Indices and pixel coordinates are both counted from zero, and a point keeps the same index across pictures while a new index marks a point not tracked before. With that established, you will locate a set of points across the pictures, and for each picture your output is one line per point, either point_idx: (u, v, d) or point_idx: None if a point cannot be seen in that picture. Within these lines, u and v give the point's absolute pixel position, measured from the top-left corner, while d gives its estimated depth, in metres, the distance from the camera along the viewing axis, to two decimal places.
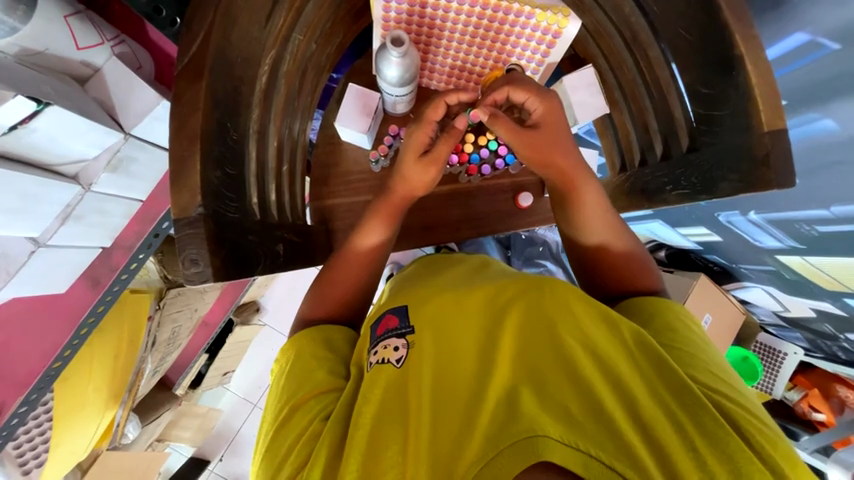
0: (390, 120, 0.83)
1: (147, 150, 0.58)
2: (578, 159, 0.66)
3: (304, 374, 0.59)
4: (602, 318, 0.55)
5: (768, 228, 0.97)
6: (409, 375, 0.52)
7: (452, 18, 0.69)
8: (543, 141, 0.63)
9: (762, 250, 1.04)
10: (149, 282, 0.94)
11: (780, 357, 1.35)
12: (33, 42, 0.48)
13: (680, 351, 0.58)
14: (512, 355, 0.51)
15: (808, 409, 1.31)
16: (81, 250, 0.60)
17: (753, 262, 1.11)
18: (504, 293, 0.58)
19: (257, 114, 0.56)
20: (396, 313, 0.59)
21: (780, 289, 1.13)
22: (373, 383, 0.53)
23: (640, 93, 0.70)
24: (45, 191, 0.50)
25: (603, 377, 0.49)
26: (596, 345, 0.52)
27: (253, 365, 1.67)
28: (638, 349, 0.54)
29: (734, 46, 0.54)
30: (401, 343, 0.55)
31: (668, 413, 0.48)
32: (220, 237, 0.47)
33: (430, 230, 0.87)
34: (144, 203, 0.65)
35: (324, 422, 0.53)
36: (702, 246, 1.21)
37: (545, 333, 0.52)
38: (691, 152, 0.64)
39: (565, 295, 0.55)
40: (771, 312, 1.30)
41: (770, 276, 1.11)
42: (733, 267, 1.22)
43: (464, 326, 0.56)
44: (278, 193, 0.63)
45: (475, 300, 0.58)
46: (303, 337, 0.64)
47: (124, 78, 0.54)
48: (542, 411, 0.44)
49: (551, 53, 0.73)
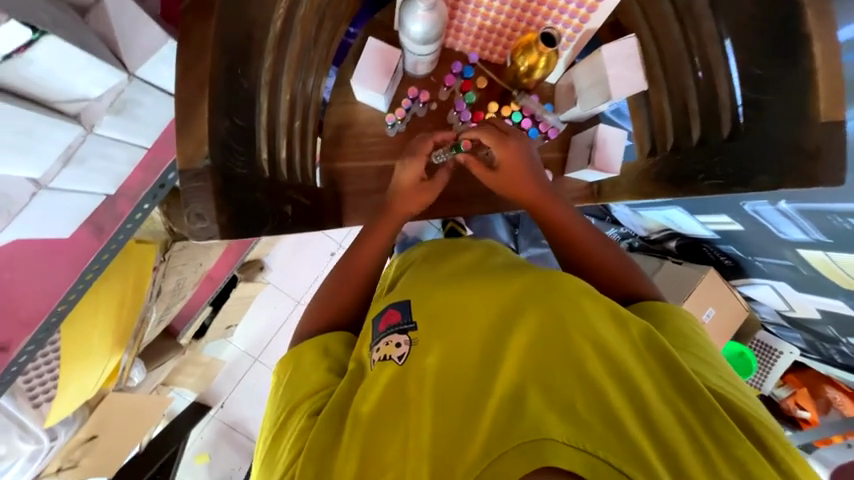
0: (409, 82, 0.78)
1: (150, 93, 0.55)
2: (539, 183, 0.69)
3: (302, 377, 0.59)
4: (611, 319, 0.53)
5: (797, 219, 0.97)
6: (410, 372, 0.51)
7: None
8: (508, 180, 0.69)
9: (785, 243, 1.05)
10: (154, 232, 0.94)
11: (775, 355, 1.38)
12: None
13: (688, 355, 0.56)
14: (519, 355, 0.49)
15: (794, 406, 1.35)
16: (83, 195, 0.57)
17: (771, 255, 1.12)
18: (513, 288, 0.55)
19: (270, 62, 0.51)
20: (398, 309, 0.58)
21: (793, 285, 1.15)
22: (373, 381, 0.52)
23: (685, 71, 0.64)
24: (45, 129, 0.46)
25: (612, 377, 0.47)
26: (607, 346, 0.50)
27: (256, 321, 1.71)
28: (646, 351, 0.52)
29: (806, 21, 0.49)
30: (403, 340, 0.54)
31: (675, 415, 0.47)
32: (227, 193, 0.44)
33: (442, 202, 0.83)
34: (149, 151, 0.62)
35: (315, 417, 0.54)
36: (720, 235, 1.21)
37: (553, 332, 0.50)
38: (729, 140, 0.60)
39: (573, 294, 0.53)
40: (774, 311, 1.32)
41: (786, 270, 1.13)
42: (747, 260, 1.23)
43: (468, 322, 0.53)
44: (289, 150, 0.60)
45: (480, 297, 0.55)
46: (303, 347, 0.63)
47: (128, 11, 0.50)
48: (548, 411, 0.43)
49: (590, 18, 0.66)
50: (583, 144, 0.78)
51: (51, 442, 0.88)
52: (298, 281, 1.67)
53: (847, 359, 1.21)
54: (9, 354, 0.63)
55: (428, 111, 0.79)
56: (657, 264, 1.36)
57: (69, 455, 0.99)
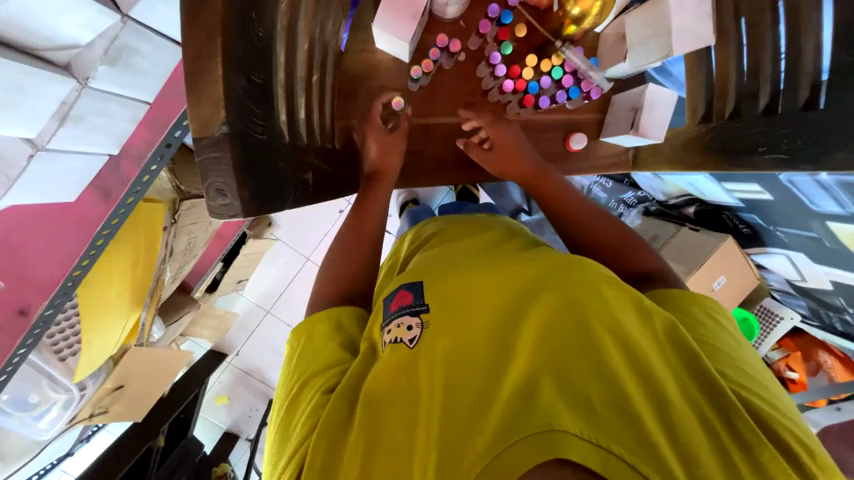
0: (437, 27, 0.68)
1: (149, 39, 0.47)
2: (533, 161, 0.69)
3: (315, 349, 0.55)
4: (634, 308, 0.49)
5: (835, 192, 0.93)
6: (420, 355, 0.47)
7: None
8: (503, 158, 0.69)
9: (814, 214, 1.02)
10: (161, 191, 0.91)
11: (775, 320, 1.37)
12: None
13: (719, 349, 0.51)
14: (533, 345, 0.46)
15: (783, 367, 1.41)
16: (85, 156, 0.52)
17: (794, 226, 1.10)
18: (528, 275, 0.52)
19: (287, 4, 0.43)
20: (411, 289, 0.54)
21: (812, 257, 1.13)
22: (382, 362, 0.49)
23: (763, 22, 0.56)
24: (33, 83, 0.40)
25: (633, 369, 0.44)
26: (629, 339, 0.46)
27: (266, 275, 1.71)
28: (670, 341, 0.48)
29: None
30: (415, 322, 0.50)
31: (701, 416, 0.43)
32: (248, 163, 0.40)
33: (466, 166, 0.77)
34: (151, 107, 0.56)
35: (328, 395, 0.49)
36: (744, 204, 1.19)
37: (572, 320, 0.46)
38: (806, 110, 0.53)
39: (593, 280, 0.50)
40: (783, 280, 1.32)
41: (806, 242, 1.11)
42: (767, 230, 1.22)
43: (480, 309, 0.50)
44: (307, 109, 0.54)
45: (495, 282, 0.52)
46: (315, 319, 0.58)
47: None
48: (560, 403, 0.40)
49: None
50: (625, 105, 0.71)
51: (81, 392, 0.95)
52: (305, 238, 1.65)
53: (848, 327, 1.23)
54: (29, 318, 0.62)
55: (455, 63, 0.70)
56: (672, 231, 1.40)
57: (99, 402, 1.04)
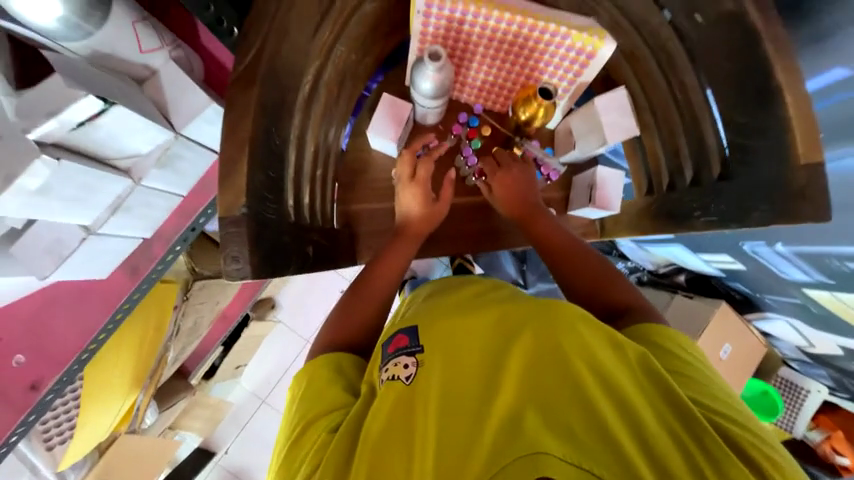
0: (420, 130, 0.84)
1: (193, 148, 0.61)
2: (531, 200, 0.77)
3: (320, 392, 0.59)
4: (608, 340, 0.51)
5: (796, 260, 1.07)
6: (417, 392, 0.48)
7: (480, 27, 0.69)
8: (508, 197, 0.77)
9: (789, 283, 1.16)
10: (178, 272, 1.02)
11: (802, 394, 1.41)
12: (102, 45, 0.51)
13: (685, 379, 0.55)
14: (520, 375, 0.46)
15: (830, 451, 1.36)
16: (124, 240, 0.63)
17: (780, 294, 1.23)
18: (514, 310, 0.53)
19: (298, 121, 0.58)
20: (407, 332, 0.56)
21: (806, 322, 1.23)
22: (382, 402, 0.50)
23: (673, 117, 0.70)
24: (101, 183, 0.52)
25: (610, 396, 0.46)
26: (606, 370, 0.47)
27: (267, 359, 1.70)
28: (645, 370, 0.51)
29: (773, 77, 0.55)
30: (411, 361, 0.52)
31: (669, 437, 0.45)
32: (259, 237, 0.49)
33: (453, 239, 0.88)
34: (184, 198, 0.69)
35: (332, 434, 0.53)
36: (726, 273, 1.33)
37: (553, 352, 0.47)
38: (722, 180, 0.63)
39: (570, 317, 0.50)
40: (794, 347, 1.38)
41: (795, 308, 1.22)
42: (757, 296, 1.33)
43: (469, 345, 0.51)
44: (311, 197, 0.65)
45: (483, 319, 0.53)
46: (318, 363, 0.63)
47: (180, 82, 0.57)
48: (546, 431, 0.41)
49: (584, 72, 0.73)
50: (583, 184, 0.84)
51: None
52: (309, 320, 1.69)
53: None
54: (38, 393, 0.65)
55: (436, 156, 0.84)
56: (667, 298, 1.45)
57: None
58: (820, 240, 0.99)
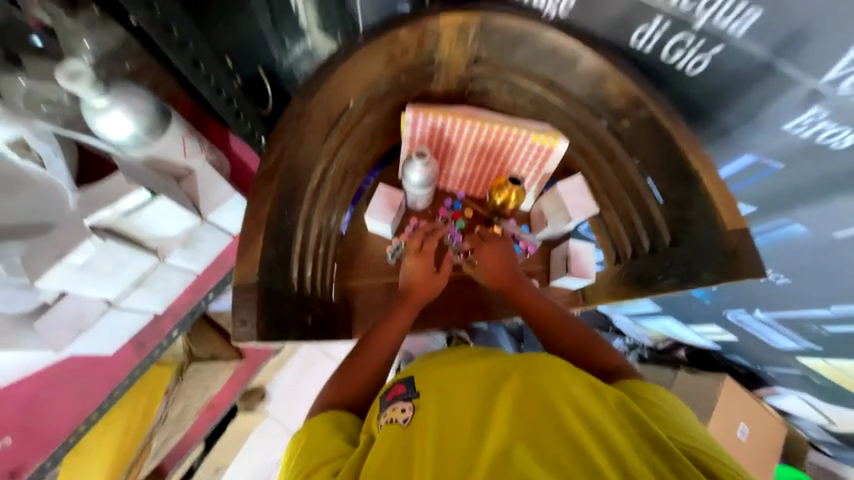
0: (411, 213, 0.97)
1: (214, 232, 0.71)
2: (514, 270, 0.83)
3: (320, 441, 0.59)
4: (590, 384, 0.53)
5: (780, 328, 1.12)
6: (414, 434, 0.50)
7: (458, 133, 0.86)
8: (496, 268, 0.84)
9: (785, 352, 1.20)
10: (174, 354, 1.01)
11: None
12: (157, 152, 0.64)
13: (666, 421, 0.57)
14: (507, 416, 0.49)
15: None
16: (136, 314, 0.68)
17: (781, 365, 1.27)
18: (503, 357, 0.57)
19: (305, 208, 0.69)
20: (405, 381, 0.59)
21: (817, 395, 1.26)
22: (380, 446, 0.51)
23: (623, 198, 0.82)
24: (132, 260, 0.60)
25: (594, 437, 0.48)
26: (590, 411, 0.50)
27: (250, 458, 1.55)
28: (626, 412, 0.53)
29: (691, 164, 0.69)
30: (408, 405, 0.54)
31: (654, 476, 0.47)
32: (267, 304, 0.56)
33: (444, 310, 0.95)
34: (198, 276, 0.76)
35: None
36: (721, 345, 1.38)
37: (538, 396, 0.50)
38: (673, 245, 0.74)
39: (552, 364, 0.54)
40: (817, 425, 1.39)
41: (800, 380, 1.26)
42: (759, 370, 1.38)
43: (461, 389, 0.53)
44: (313, 271, 0.73)
45: (473, 366, 0.56)
46: (318, 418, 0.63)
47: (213, 179, 0.70)
48: (533, 463, 0.44)
49: (546, 164, 0.88)
50: (560, 256, 0.93)
51: None
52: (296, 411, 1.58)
53: None
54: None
55: None
56: (671, 375, 1.45)
57: None
58: (796, 307, 1.02)
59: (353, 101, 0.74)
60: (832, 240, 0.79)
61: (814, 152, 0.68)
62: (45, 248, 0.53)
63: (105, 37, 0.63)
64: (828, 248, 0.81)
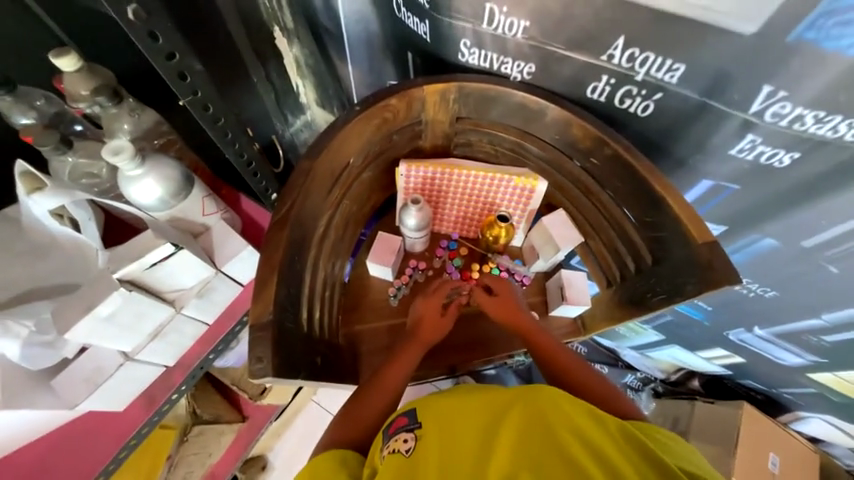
0: (410, 256, 1.03)
1: (226, 283, 0.75)
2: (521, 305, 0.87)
3: (325, 478, 0.62)
4: (590, 412, 0.55)
5: (783, 343, 1.13)
6: (415, 464, 0.53)
7: (448, 181, 0.95)
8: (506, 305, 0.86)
9: (794, 370, 1.20)
10: (178, 417, 1.00)
11: None
12: (179, 212, 0.71)
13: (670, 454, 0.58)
14: (510, 444, 0.50)
15: None
16: (149, 367, 0.70)
17: (795, 385, 1.25)
18: (502, 388, 0.60)
19: (313, 253, 0.76)
20: (407, 414, 0.61)
21: (838, 415, 1.24)
22: (383, 477, 0.54)
23: (603, 225, 0.89)
24: (151, 311, 0.64)
25: (597, 464, 0.49)
26: (592, 438, 0.51)
27: None
28: (628, 440, 0.54)
29: (655, 190, 0.77)
30: (410, 435, 0.57)
31: None
32: (280, 342, 0.59)
33: (450, 349, 0.96)
34: (210, 326, 0.78)
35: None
36: (730, 369, 1.37)
37: (540, 424, 0.52)
38: (655, 264, 0.79)
39: (554, 392, 0.56)
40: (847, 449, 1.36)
41: (819, 399, 1.23)
42: (775, 394, 1.36)
43: (464, 420, 0.56)
44: (320, 312, 0.76)
45: (474, 397, 0.59)
46: (323, 456, 0.66)
47: (226, 234, 0.76)
48: None
49: (530, 203, 0.96)
50: (554, 287, 0.98)
51: None
52: None
53: None
54: None
55: (426, 276, 1.00)
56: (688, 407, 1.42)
57: None
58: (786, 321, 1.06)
59: (353, 158, 0.84)
60: (803, 250, 0.85)
61: (762, 173, 0.77)
62: (74, 303, 0.58)
63: (143, 119, 0.76)
64: (799, 258, 0.87)
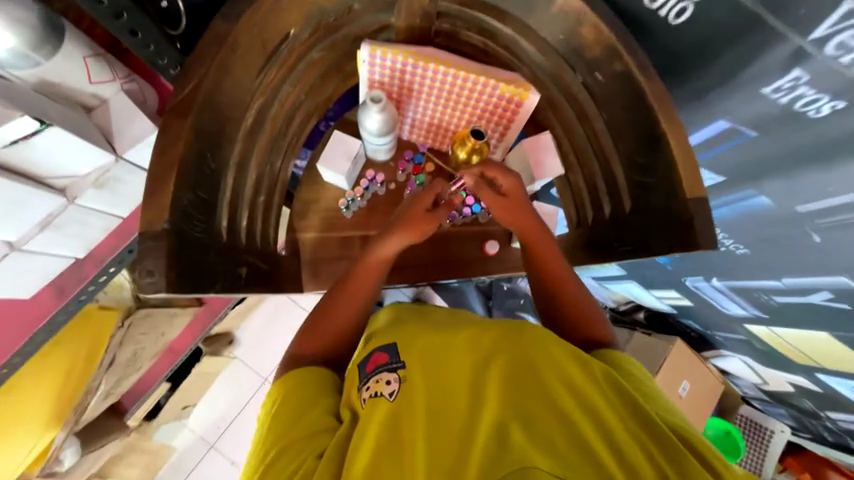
0: (370, 165, 0.89)
1: (134, 172, 0.65)
2: (540, 222, 0.74)
3: (299, 410, 0.58)
4: (578, 359, 0.52)
5: (733, 296, 1.14)
6: (400, 411, 0.49)
7: (423, 79, 0.78)
8: (512, 209, 0.73)
9: (733, 319, 1.25)
10: (119, 299, 0.95)
11: (767, 433, 1.56)
12: (50, 74, 0.55)
13: (654, 400, 0.59)
14: (503, 394, 0.46)
15: None
16: (52, 258, 0.67)
17: (727, 330, 1.33)
18: (488, 326, 0.54)
19: (239, 149, 0.63)
20: (387, 350, 0.56)
21: (755, 358, 1.35)
22: (367, 421, 0.50)
23: (590, 159, 0.76)
24: (29, 199, 0.56)
25: (587, 416, 0.47)
26: (583, 389, 0.49)
27: (218, 398, 1.57)
28: (610, 387, 0.52)
29: (660, 127, 0.65)
30: (392, 377, 0.52)
31: (649, 459, 0.46)
32: (179, 252, 0.54)
33: (399, 268, 0.91)
34: (123, 221, 0.72)
35: (317, 460, 0.51)
36: (676, 309, 1.42)
37: (532, 373, 0.48)
38: (633, 213, 0.70)
39: (543, 337, 0.52)
40: (752, 384, 1.50)
41: (743, 344, 1.33)
42: (708, 334, 1.43)
43: (455, 362, 0.51)
44: (250, 220, 0.67)
45: (462, 337, 0.53)
46: (292, 379, 0.62)
47: (127, 111, 0.62)
48: (532, 448, 0.42)
49: (515, 118, 0.81)
50: None
51: None
52: (265, 355, 1.59)
53: (835, 435, 1.37)
54: None
55: (386, 190, 0.88)
56: (627, 334, 1.52)
57: None
58: (743, 276, 1.05)
59: (295, 30, 0.64)
60: (793, 215, 0.78)
61: (788, 122, 0.64)
62: None
63: None
64: (785, 222, 0.80)
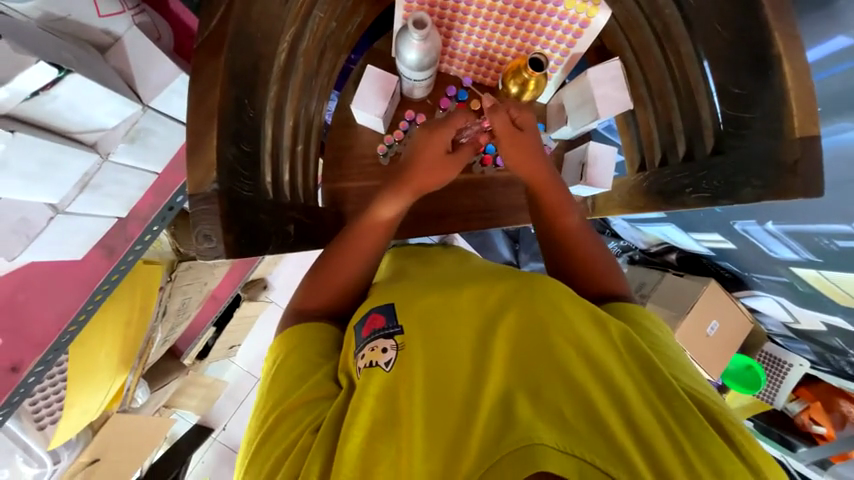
0: (407, 104, 0.80)
1: (162, 122, 0.60)
2: (550, 169, 0.70)
3: (295, 376, 0.59)
4: (592, 319, 0.54)
5: (785, 240, 1.06)
6: (399, 378, 0.50)
7: (474, 7, 0.66)
8: (523, 145, 0.67)
9: (778, 261, 1.14)
10: (161, 253, 0.98)
11: (785, 367, 1.39)
12: (56, 7, 0.50)
13: (665, 353, 0.60)
14: (506, 361, 0.49)
15: (808, 421, 1.36)
16: (96, 219, 0.65)
17: (767, 272, 1.22)
18: (490, 294, 0.56)
19: (274, 92, 0.56)
20: (383, 313, 0.57)
21: (790, 299, 1.22)
22: (363, 392, 0.51)
23: (667, 88, 0.68)
24: (65, 158, 0.53)
25: (596, 379, 0.49)
26: (590, 351, 0.51)
27: (261, 338, 1.67)
28: (625, 348, 0.54)
29: (774, 45, 0.52)
30: (390, 345, 0.53)
31: (657, 418, 0.48)
32: (234, 214, 0.49)
33: (439, 218, 0.86)
34: (160, 176, 0.70)
35: (314, 434, 0.52)
36: (715, 252, 1.32)
37: (537, 336, 0.51)
38: (714, 154, 0.62)
39: (554, 296, 0.54)
40: (780, 323, 1.37)
41: (783, 286, 1.20)
42: (745, 275, 1.33)
43: (457, 327, 0.53)
44: (292, 174, 0.64)
45: (464, 302, 0.55)
46: (288, 345, 0.63)
47: (144, 50, 0.56)
48: (536, 416, 0.44)
49: (577, 43, 0.69)
50: (574, 162, 0.82)
51: (54, 465, 0.94)
52: None
53: None
54: (20, 374, 0.70)
55: None
56: (657, 276, 1.49)
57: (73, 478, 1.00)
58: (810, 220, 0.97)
59: None
60: None
61: None
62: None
63: None
64: None
